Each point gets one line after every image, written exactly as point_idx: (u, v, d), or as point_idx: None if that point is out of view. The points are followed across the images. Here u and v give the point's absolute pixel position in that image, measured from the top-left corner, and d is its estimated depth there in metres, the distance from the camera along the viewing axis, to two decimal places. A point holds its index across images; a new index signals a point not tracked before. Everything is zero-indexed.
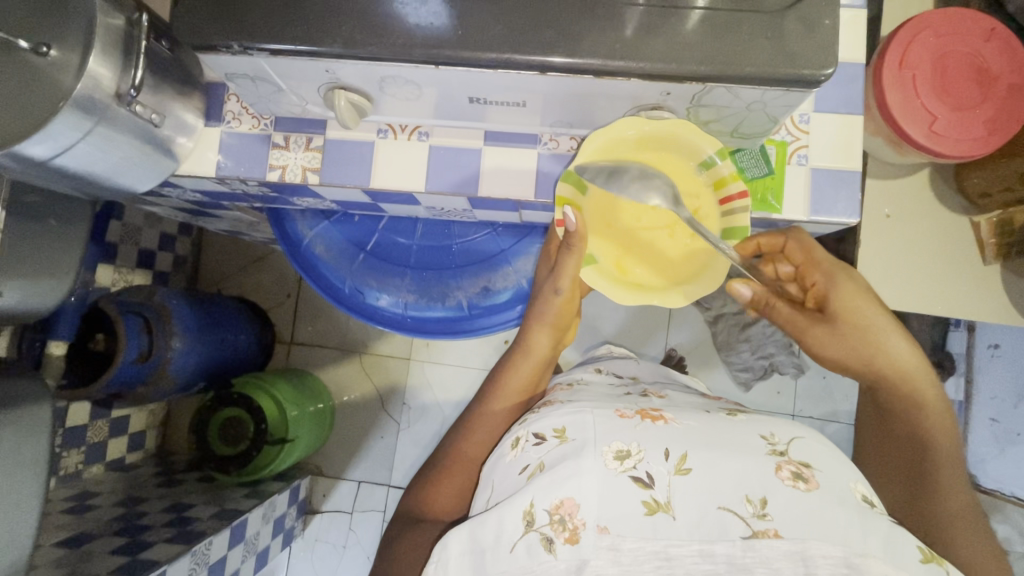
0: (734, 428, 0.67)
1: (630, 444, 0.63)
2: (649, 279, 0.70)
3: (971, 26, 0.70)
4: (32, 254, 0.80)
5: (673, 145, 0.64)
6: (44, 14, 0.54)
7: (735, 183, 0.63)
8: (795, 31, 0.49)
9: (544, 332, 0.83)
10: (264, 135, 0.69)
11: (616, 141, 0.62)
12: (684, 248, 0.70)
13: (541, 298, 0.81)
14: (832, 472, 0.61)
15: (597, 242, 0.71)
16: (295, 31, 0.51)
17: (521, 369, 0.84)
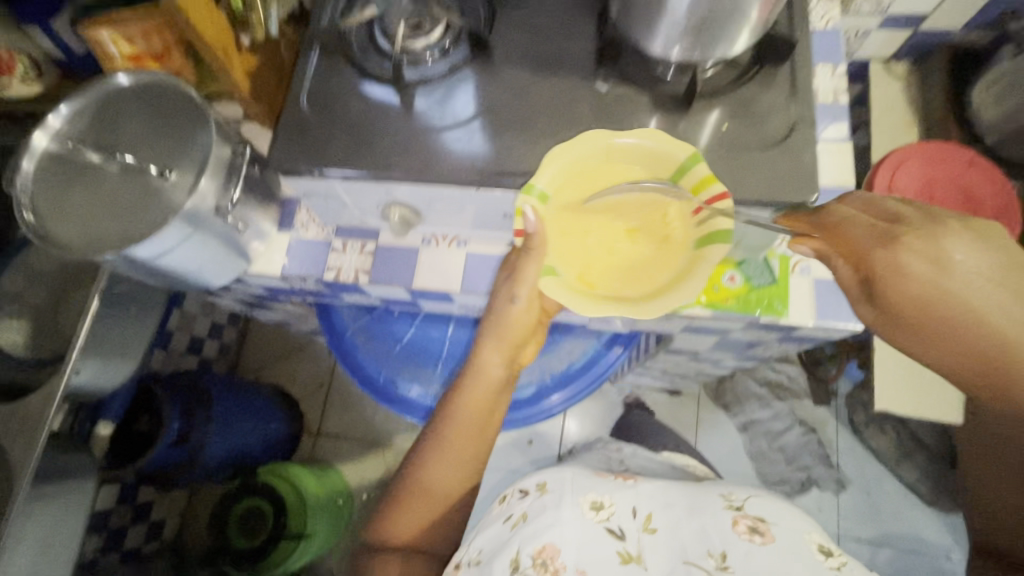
0: (699, 491, 0.80)
1: (602, 498, 0.78)
2: (620, 290, 0.61)
3: (953, 156, 0.78)
4: (108, 338, 0.90)
5: (641, 153, 0.61)
6: (171, 146, 0.68)
7: (711, 185, 0.57)
8: (779, 163, 0.58)
9: (501, 351, 0.73)
10: (326, 241, 0.80)
11: (579, 156, 0.60)
12: (655, 256, 0.62)
13: (496, 309, 0.72)
14: (784, 525, 0.72)
15: (558, 255, 0.62)
16: (364, 161, 0.63)
17: (472, 395, 0.75)
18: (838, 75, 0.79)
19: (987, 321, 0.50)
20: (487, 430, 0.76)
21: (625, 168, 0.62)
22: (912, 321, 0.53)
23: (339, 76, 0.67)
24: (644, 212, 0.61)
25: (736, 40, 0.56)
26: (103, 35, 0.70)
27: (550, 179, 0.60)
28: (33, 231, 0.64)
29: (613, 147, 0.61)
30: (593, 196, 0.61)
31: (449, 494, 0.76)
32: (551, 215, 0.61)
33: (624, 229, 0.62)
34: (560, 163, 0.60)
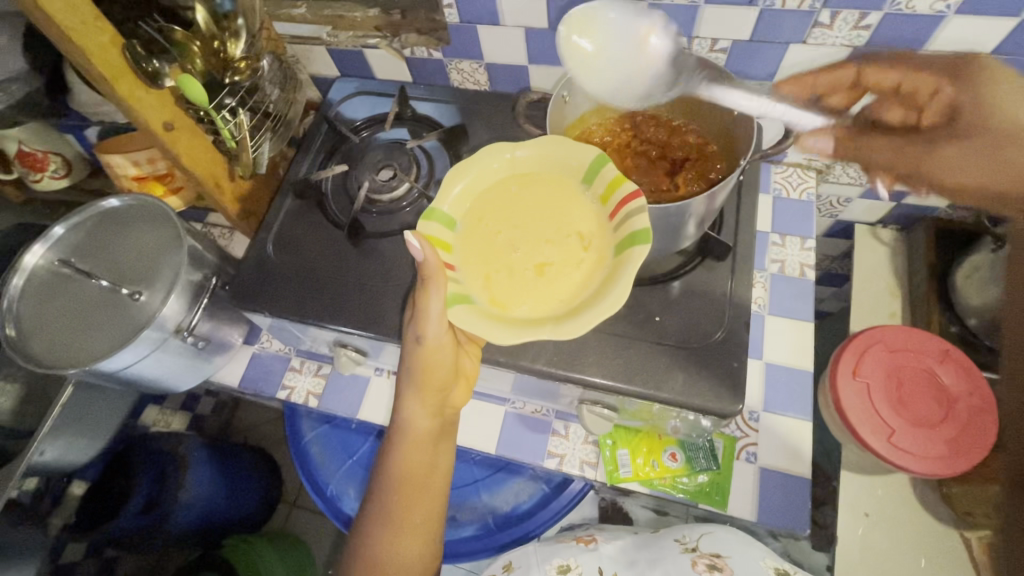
0: (655, 539, 0.72)
1: (569, 559, 0.71)
2: (541, 312, 0.51)
3: (925, 346, 0.75)
4: (81, 418, 0.94)
5: (545, 168, 0.59)
6: (146, 266, 0.72)
7: (621, 184, 0.53)
8: (712, 368, 0.56)
9: (423, 399, 0.64)
10: (287, 357, 0.83)
11: (483, 174, 0.59)
12: (576, 267, 0.53)
13: (407, 356, 0.62)
14: (741, 557, 0.64)
15: (470, 277, 0.54)
16: (314, 308, 0.66)
17: (403, 453, 0.65)
18: (807, 249, 0.79)
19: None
20: (428, 482, 0.66)
21: (534, 178, 0.59)
22: (991, 154, 0.53)
23: (310, 218, 0.72)
24: (556, 236, 0.55)
25: (682, 235, 0.58)
26: (113, 159, 0.78)
27: (456, 200, 0.58)
28: (10, 343, 0.69)
29: (514, 159, 0.58)
30: (504, 214, 0.57)
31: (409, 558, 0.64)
32: (456, 243, 0.56)
33: (540, 251, 0.55)
34: (464, 181, 0.58)
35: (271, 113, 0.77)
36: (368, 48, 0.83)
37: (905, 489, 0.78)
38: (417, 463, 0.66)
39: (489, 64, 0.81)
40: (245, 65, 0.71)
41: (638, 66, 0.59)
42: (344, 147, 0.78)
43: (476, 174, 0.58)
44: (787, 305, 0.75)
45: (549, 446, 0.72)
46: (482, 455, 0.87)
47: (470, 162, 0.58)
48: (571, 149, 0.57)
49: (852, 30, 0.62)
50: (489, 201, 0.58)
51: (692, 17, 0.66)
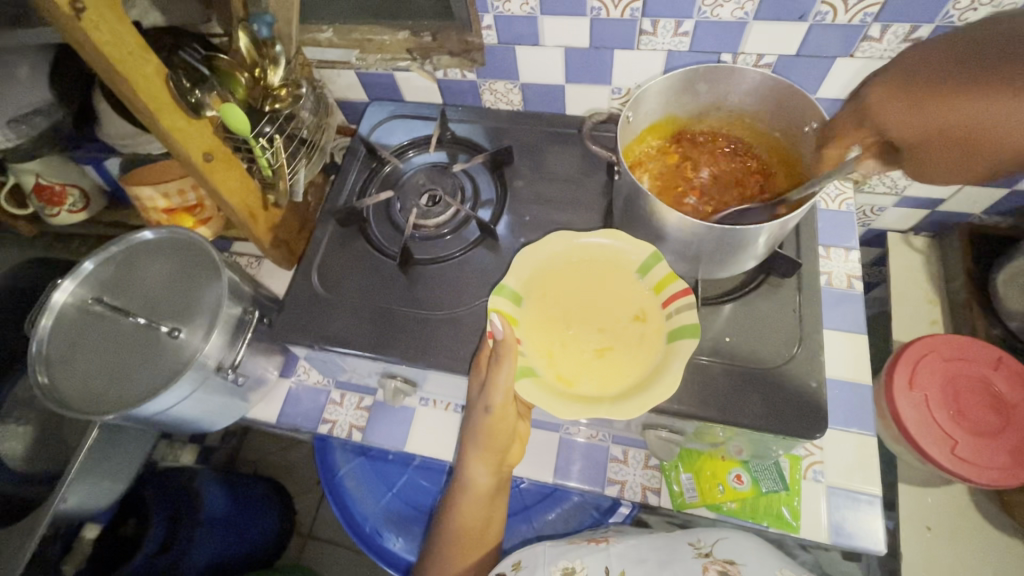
0: (669, 537, 0.66)
1: (574, 562, 0.63)
2: (601, 393, 0.54)
3: (979, 354, 0.74)
4: (105, 461, 0.90)
5: (605, 253, 0.61)
6: (184, 304, 0.69)
7: (674, 282, 0.56)
8: (789, 389, 0.55)
9: (484, 464, 0.64)
10: (325, 389, 0.80)
11: (546, 258, 0.61)
12: (632, 350, 0.56)
13: (471, 419, 0.62)
14: (756, 565, 0.58)
15: (536, 354, 0.56)
16: (366, 340, 0.64)
17: (462, 510, 0.67)
18: (852, 260, 0.78)
19: (988, 118, 0.40)
20: (482, 535, 0.68)
21: (594, 261, 0.61)
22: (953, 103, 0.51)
23: (353, 246, 0.71)
24: (613, 321, 0.58)
25: (750, 257, 0.56)
26: (143, 191, 0.76)
27: (523, 277, 0.60)
28: (41, 389, 0.66)
29: (579, 245, 0.62)
30: (565, 295, 0.60)
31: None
32: (523, 321, 0.58)
33: (597, 335, 0.58)
34: (531, 260, 0.60)
35: (306, 139, 0.76)
36: (400, 71, 0.81)
37: (965, 501, 0.77)
38: (475, 519, 0.67)
39: (523, 84, 0.80)
40: (285, 92, 0.70)
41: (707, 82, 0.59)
42: (383, 171, 0.77)
43: (537, 257, 0.61)
44: (838, 318, 0.74)
45: (608, 473, 0.70)
46: (529, 483, 0.84)
47: (532, 247, 0.61)
48: (628, 241, 0.60)
49: (901, 43, 0.62)
50: (551, 283, 0.60)
51: (739, 32, 0.65)
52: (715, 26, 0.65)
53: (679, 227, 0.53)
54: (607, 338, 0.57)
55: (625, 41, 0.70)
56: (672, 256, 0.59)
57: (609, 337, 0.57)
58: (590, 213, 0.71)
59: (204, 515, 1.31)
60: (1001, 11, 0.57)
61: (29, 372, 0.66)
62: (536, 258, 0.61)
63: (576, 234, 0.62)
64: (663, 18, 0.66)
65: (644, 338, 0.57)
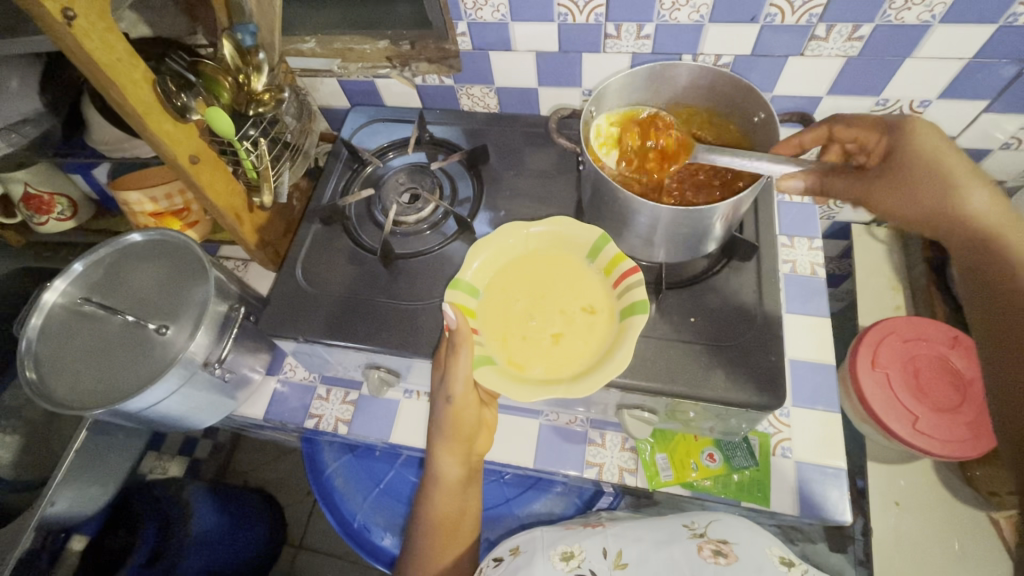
0: (661, 521, 0.68)
1: (573, 545, 0.65)
2: (554, 374, 0.56)
3: (935, 333, 0.78)
4: (92, 465, 0.91)
5: (556, 242, 0.64)
6: (170, 302, 0.71)
7: (622, 262, 0.60)
8: (752, 364, 0.58)
9: (453, 452, 0.66)
10: (312, 385, 0.82)
11: (501, 250, 0.63)
12: (586, 332, 0.59)
13: (437, 409, 0.64)
14: (747, 543, 0.61)
15: (492, 342, 0.59)
16: (349, 332, 0.66)
17: (436, 501, 0.68)
18: (815, 248, 0.82)
19: (893, 203, 0.57)
20: (459, 523, 0.69)
21: (546, 252, 0.64)
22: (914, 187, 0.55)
23: (335, 244, 0.74)
24: (566, 307, 0.60)
25: (709, 240, 0.60)
26: (130, 195, 0.79)
27: (478, 271, 0.62)
28: (30, 386, 0.67)
29: (530, 236, 0.64)
30: (520, 287, 0.62)
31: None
32: (479, 313, 0.60)
33: (552, 318, 0.60)
34: (484, 256, 0.62)
35: (289, 143, 0.78)
36: (379, 78, 0.85)
37: (931, 476, 0.80)
38: (450, 509, 0.69)
39: (499, 88, 0.84)
40: (268, 97, 0.74)
41: (666, 78, 0.63)
42: (365, 171, 0.80)
43: (490, 250, 0.63)
44: (802, 303, 0.78)
45: (587, 456, 0.72)
46: (513, 474, 0.87)
47: (485, 240, 0.63)
48: (575, 228, 0.63)
49: (845, 42, 0.67)
50: (506, 275, 0.63)
51: (697, 35, 0.70)
52: (674, 30, 0.70)
53: (643, 213, 0.56)
54: (562, 324, 0.59)
55: (592, 45, 0.74)
56: (637, 243, 0.62)
57: (562, 322, 0.59)
58: (563, 208, 0.74)
59: (194, 533, 1.28)
60: (931, 10, 0.62)
61: (18, 372, 0.68)
62: (490, 252, 0.63)
63: (527, 223, 0.64)
64: (626, 22, 0.70)
65: (596, 318, 0.59)
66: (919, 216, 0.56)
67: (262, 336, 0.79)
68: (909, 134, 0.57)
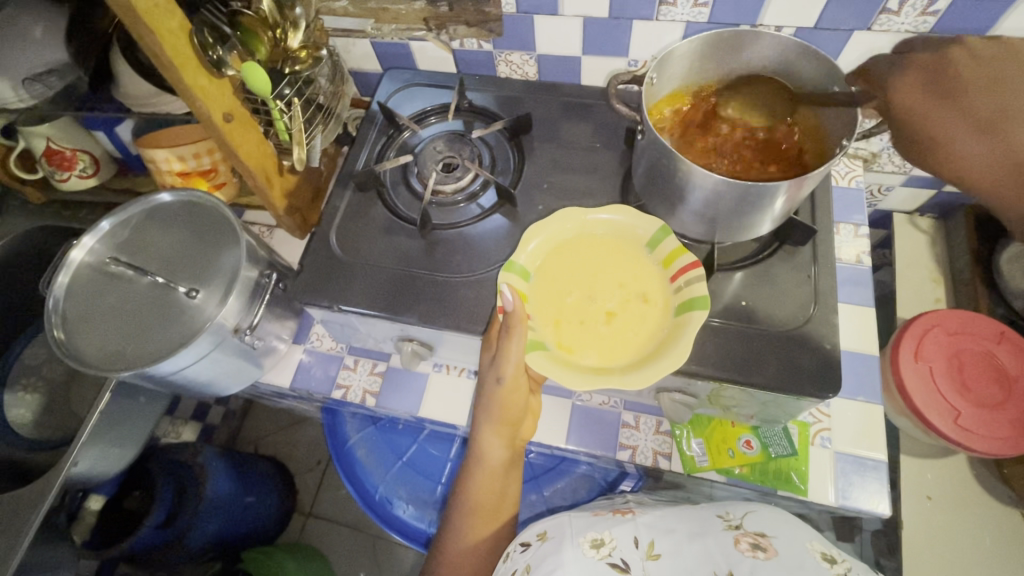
0: (694, 510, 0.68)
1: (603, 533, 0.64)
2: (608, 362, 0.55)
3: (982, 329, 0.75)
4: (113, 427, 0.90)
5: (614, 230, 0.62)
6: (201, 266, 0.70)
7: (683, 254, 0.57)
8: (805, 351, 0.56)
9: (497, 434, 0.66)
10: (338, 355, 0.81)
11: (556, 235, 0.62)
12: (641, 324, 0.57)
13: (484, 393, 0.63)
14: (786, 536, 0.61)
15: (544, 327, 0.57)
16: (384, 302, 0.65)
17: (477, 482, 0.68)
18: (861, 236, 0.79)
19: (952, 140, 0.58)
20: (497, 506, 0.69)
21: (604, 239, 0.62)
22: (938, 118, 0.59)
23: (370, 212, 0.71)
24: (622, 297, 0.58)
25: (766, 221, 0.57)
26: (158, 153, 0.76)
27: (533, 253, 0.61)
28: (59, 345, 0.66)
29: (590, 222, 0.62)
30: (574, 271, 0.60)
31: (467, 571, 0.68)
32: (533, 296, 0.59)
33: (609, 305, 0.58)
34: (540, 238, 0.61)
35: (322, 105, 0.76)
36: (415, 41, 0.82)
37: (966, 472, 0.79)
38: (490, 491, 0.68)
39: (540, 56, 0.80)
40: (305, 55, 0.70)
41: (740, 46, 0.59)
42: (400, 137, 0.77)
43: (547, 234, 0.61)
44: (846, 292, 0.76)
45: (620, 439, 0.71)
46: (539, 453, 0.86)
47: (542, 224, 0.61)
48: (635, 216, 0.61)
49: (918, 16, 0.63)
50: (562, 259, 0.61)
51: (757, 3, 0.66)
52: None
53: (701, 187, 0.54)
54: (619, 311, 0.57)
55: (644, 11, 0.70)
56: (690, 220, 0.59)
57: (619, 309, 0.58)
58: (606, 183, 0.72)
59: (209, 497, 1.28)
60: None
61: (46, 330, 0.66)
62: (547, 236, 0.62)
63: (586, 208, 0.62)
64: None
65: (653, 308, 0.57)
66: (937, 153, 0.60)
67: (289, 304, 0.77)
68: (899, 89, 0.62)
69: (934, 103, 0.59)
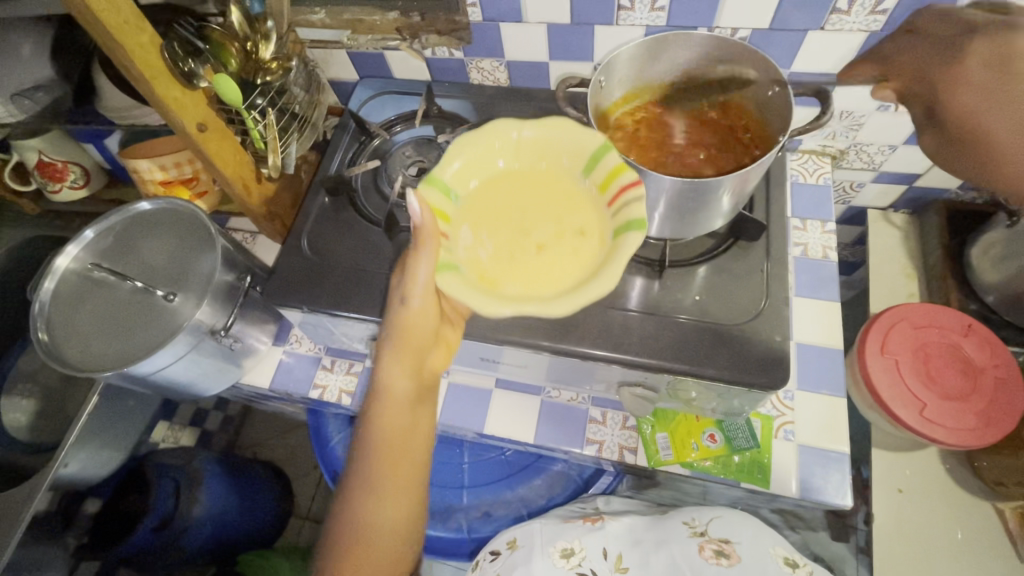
0: (663, 515, 0.74)
1: (573, 542, 0.72)
2: (530, 291, 0.47)
3: (948, 321, 0.76)
4: (103, 430, 0.93)
5: (548, 148, 0.54)
6: (179, 270, 0.72)
7: (623, 173, 0.50)
8: (756, 343, 0.58)
9: (404, 361, 0.59)
10: (316, 357, 0.83)
11: (482, 152, 0.54)
12: (575, 251, 0.50)
13: (387, 316, 0.58)
14: (748, 542, 0.69)
15: (463, 254, 0.50)
16: (353, 302, 0.67)
17: (380, 420, 0.59)
18: (828, 232, 0.80)
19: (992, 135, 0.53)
20: (409, 447, 0.59)
21: (534, 162, 0.55)
22: (995, 111, 0.52)
23: (341, 216, 0.74)
24: (556, 225, 0.51)
25: (716, 215, 0.58)
26: (140, 163, 0.79)
27: (456, 172, 0.53)
28: (42, 348, 0.69)
29: (518, 141, 0.54)
30: (501, 197, 0.53)
31: (373, 531, 0.57)
32: (454, 220, 0.52)
33: (540, 230, 0.51)
34: (464, 155, 0.53)
35: (297, 114, 0.78)
36: (389, 50, 0.84)
37: (936, 465, 0.79)
38: (399, 428, 0.59)
39: (509, 62, 0.82)
40: (276, 65, 0.74)
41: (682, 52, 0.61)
42: (373, 143, 0.80)
43: (472, 149, 0.53)
44: (812, 287, 0.77)
45: (587, 434, 0.73)
46: (514, 451, 0.88)
47: (468, 137, 0.53)
48: (572, 130, 0.53)
49: (868, 14, 0.64)
50: (489, 184, 0.54)
51: (712, 6, 0.68)
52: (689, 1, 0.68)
53: (653, 186, 0.54)
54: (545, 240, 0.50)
55: (604, 17, 0.72)
56: (641, 217, 0.60)
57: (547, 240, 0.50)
58: None
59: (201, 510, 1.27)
60: None
61: (30, 333, 0.69)
62: (472, 150, 0.53)
63: (518, 123, 0.54)
64: None
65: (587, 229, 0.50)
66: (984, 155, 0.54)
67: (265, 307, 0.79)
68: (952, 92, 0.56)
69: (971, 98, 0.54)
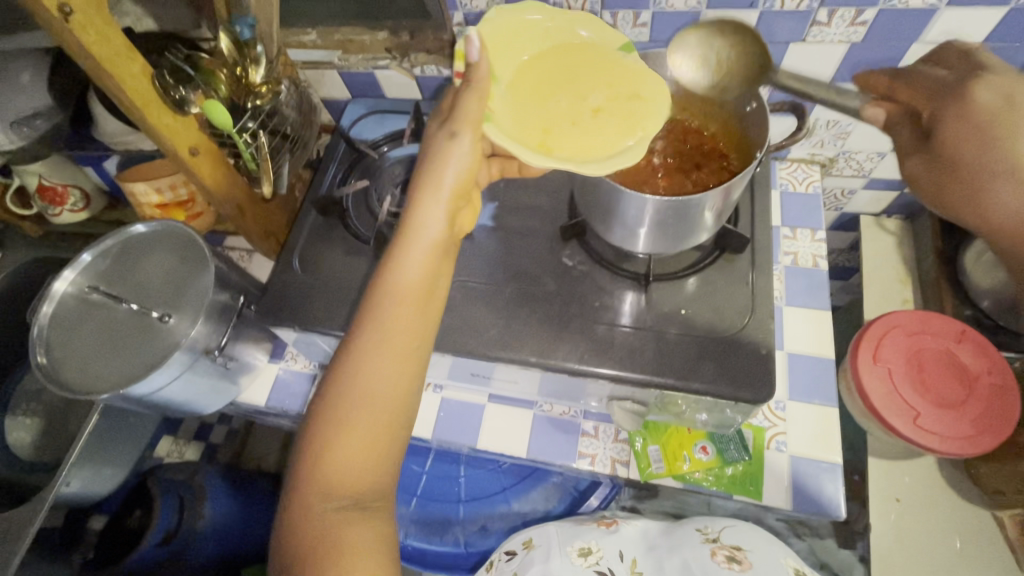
0: (676, 525, 0.73)
1: (591, 542, 0.71)
2: (576, 150, 0.54)
3: (942, 328, 0.76)
4: (105, 448, 0.94)
5: (585, 40, 0.61)
6: (174, 291, 0.73)
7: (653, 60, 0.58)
8: (743, 355, 0.58)
9: (436, 199, 0.53)
10: (311, 373, 0.84)
11: (530, 47, 0.61)
12: (617, 114, 0.57)
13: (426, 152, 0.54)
14: (763, 552, 0.66)
15: (515, 122, 0.56)
16: (344, 321, 0.68)
17: (408, 265, 0.52)
18: (818, 240, 0.80)
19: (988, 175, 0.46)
20: (418, 303, 0.52)
21: (573, 48, 0.61)
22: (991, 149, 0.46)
23: (333, 234, 0.75)
24: (599, 92, 0.58)
25: (701, 230, 0.58)
26: (137, 187, 0.81)
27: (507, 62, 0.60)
28: (42, 370, 0.70)
29: (563, 32, 0.62)
30: (544, 81, 0.59)
31: (360, 386, 0.49)
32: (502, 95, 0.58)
33: (584, 89, 0.59)
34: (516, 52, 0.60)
35: (289, 134, 0.80)
36: (380, 70, 0.85)
37: (933, 474, 0.79)
38: (412, 280, 0.51)
39: None
40: (266, 89, 0.74)
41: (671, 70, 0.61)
42: (363, 162, 0.81)
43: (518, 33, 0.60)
44: (803, 296, 0.76)
45: (579, 447, 0.73)
46: (509, 464, 0.88)
47: (513, 34, 0.60)
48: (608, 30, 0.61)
49: (849, 26, 0.65)
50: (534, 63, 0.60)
51: (694, 21, 0.68)
52: (671, 17, 0.69)
53: (636, 205, 0.54)
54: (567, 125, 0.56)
55: None
56: (624, 234, 0.60)
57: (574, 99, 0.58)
58: (557, 200, 0.74)
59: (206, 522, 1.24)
60: None
61: (30, 356, 0.70)
62: (518, 37, 0.61)
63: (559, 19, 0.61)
64: (621, 11, 0.69)
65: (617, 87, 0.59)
66: (964, 201, 0.48)
67: (258, 326, 0.80)
68: (945, 113, 0.48)
69: (962, 127, 0.47)
